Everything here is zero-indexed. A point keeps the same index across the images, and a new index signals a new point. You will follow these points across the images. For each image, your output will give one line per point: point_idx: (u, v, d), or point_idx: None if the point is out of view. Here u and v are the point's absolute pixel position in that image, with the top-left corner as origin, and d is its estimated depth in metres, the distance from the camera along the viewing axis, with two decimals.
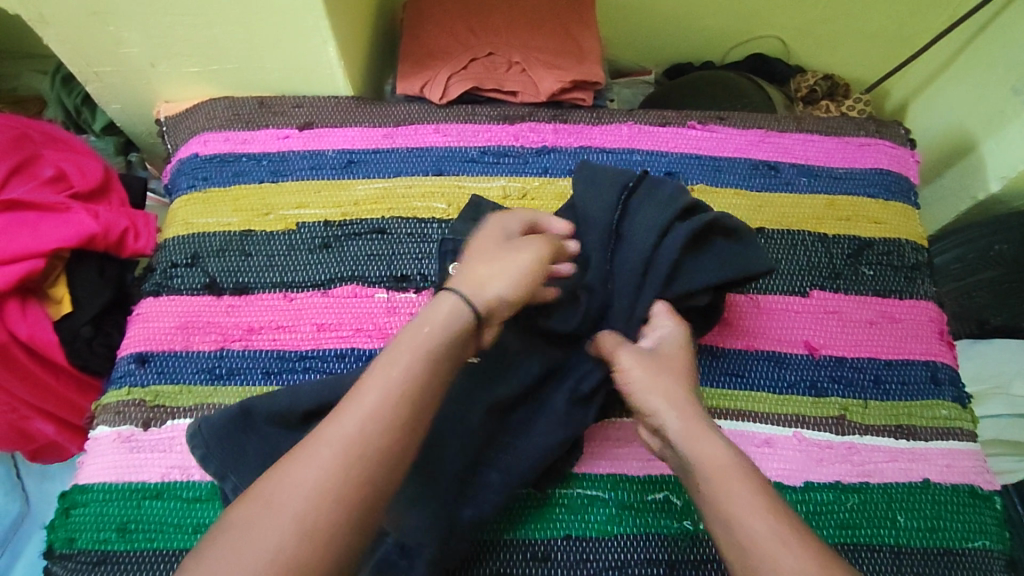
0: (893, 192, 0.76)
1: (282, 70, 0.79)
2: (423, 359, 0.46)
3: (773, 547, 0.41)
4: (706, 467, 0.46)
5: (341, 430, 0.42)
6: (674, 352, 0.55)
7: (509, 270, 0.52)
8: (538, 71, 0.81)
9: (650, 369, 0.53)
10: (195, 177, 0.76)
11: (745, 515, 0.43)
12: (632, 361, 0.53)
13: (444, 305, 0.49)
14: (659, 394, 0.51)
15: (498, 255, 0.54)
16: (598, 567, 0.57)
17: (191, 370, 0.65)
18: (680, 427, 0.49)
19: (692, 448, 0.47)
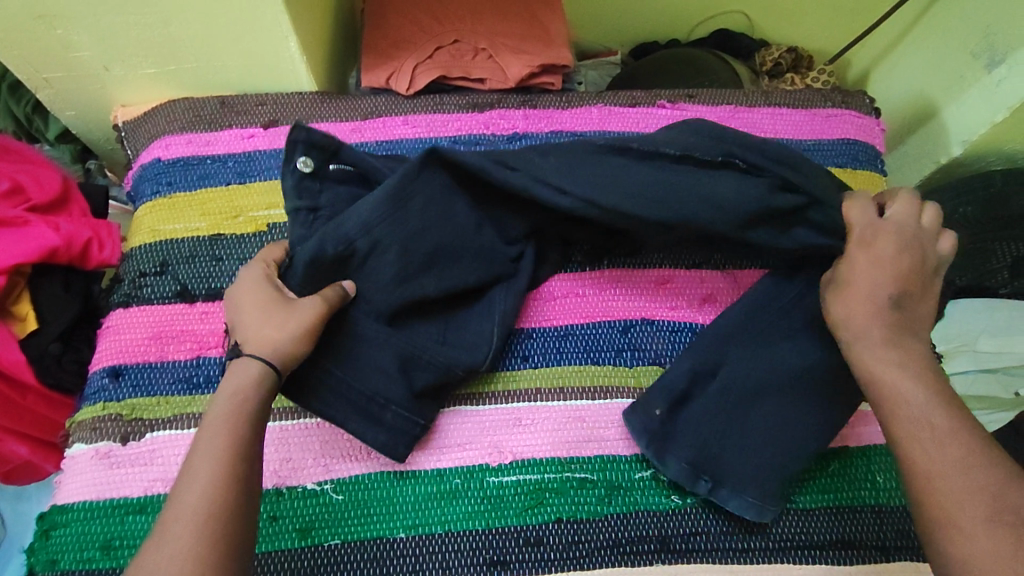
0: (861, 161, 0.77)
1: (242, 68, 0.77)
2: (234, 420, 0.49)
3: (951, 499, 0.44)
4: (904, 416, 0.48)
5: (188, 479, 0.47)
6: (873, 270, 0.53)
7: (291, 325, 0.53)
8: (504, 57, 0.79)
9: (862, 295, 0.53)
10: (159, 182, 0.74)
11: (919, 446, 0.46)
12: (846, 292, 0.54)
13: (243, 364, 0.52)
14: (867, 328, 0.51)
15: (268, 313, 0.54)
16: (590, 548, 0.58)
17: (168, 381, 0.63)
18: (874, 346, 0.51)
19: (887, 378, 0.49)
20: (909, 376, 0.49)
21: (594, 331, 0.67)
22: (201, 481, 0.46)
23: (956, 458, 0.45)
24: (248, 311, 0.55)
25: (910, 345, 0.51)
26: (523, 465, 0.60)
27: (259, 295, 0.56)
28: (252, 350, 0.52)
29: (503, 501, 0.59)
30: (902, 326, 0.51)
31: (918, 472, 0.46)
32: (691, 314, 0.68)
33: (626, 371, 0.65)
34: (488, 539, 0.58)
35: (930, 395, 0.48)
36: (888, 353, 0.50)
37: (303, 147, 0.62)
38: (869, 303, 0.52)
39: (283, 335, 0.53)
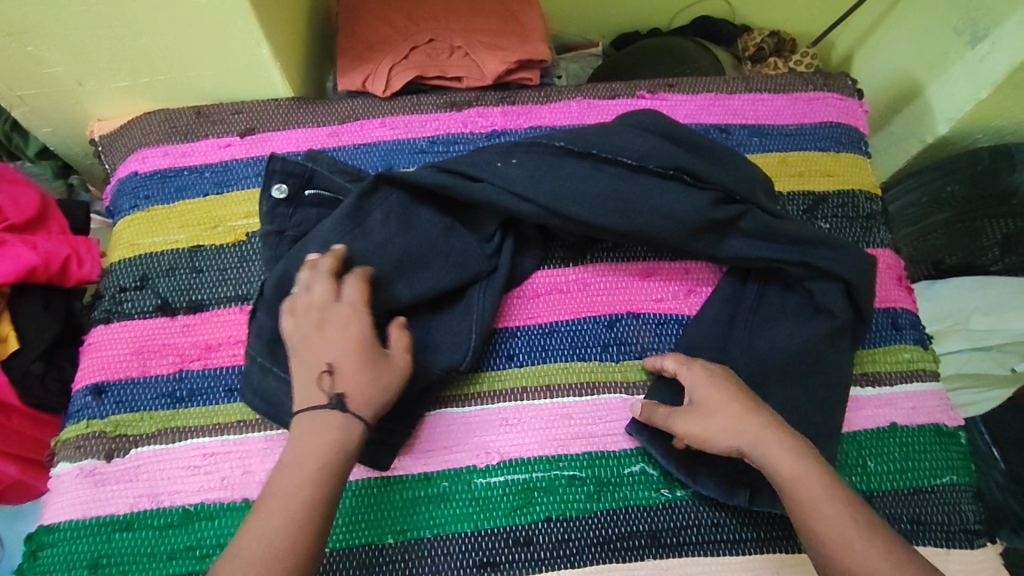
0: (844, 144, 0.76)
1: (216, 77, 0.76)
2: (317, 479, 0.50)
3: (848, 538, 0.48)
4: (786, 481, 0.51)
5: (279, 489, 0.49)
6: (719, 386, 0.57)
7: (392, 382, 0.54)
8: (480, 54, 0.78)
9: (725, 403, 0.55)
10: (137, 196, 0.73)
11: (810, 489, 0.50)
12: (703, 404, 0.56)
13: (348, 420, 0.51)
14: (729, 426, 0.54)
15: (374, 364, 0.54)
16: (581, 546, 0.57)
17: (151, 396, 0.63)
18: (728, 428, 0.54)
19: (769, 467, 0.52)
20: (786, 450, 0.52)
21: (579, 327, 0.66)
22: (294, 490, 0.49)
23: (836, 501, 0.49)
24: (345, 359, 0.53)
25: (780, 433, 0.53)
26: (511, 465, 0.60)
27: (368, 341, 0.54)
28: (357, 410, 0.52)
29: (490, 501, 0.59)
30: (769, 419, 0.54)
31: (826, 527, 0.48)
32: (677, 306, 0.68)
33: (612, 366, 0.65)
34: (478, 541, 0.57)
35: (794, 446, 0.53)
36: (769, 439, 0.53)
37: (278, 175, 0.66)
38: (731, 407, 0.55)
39: (384, 392, 0.54)
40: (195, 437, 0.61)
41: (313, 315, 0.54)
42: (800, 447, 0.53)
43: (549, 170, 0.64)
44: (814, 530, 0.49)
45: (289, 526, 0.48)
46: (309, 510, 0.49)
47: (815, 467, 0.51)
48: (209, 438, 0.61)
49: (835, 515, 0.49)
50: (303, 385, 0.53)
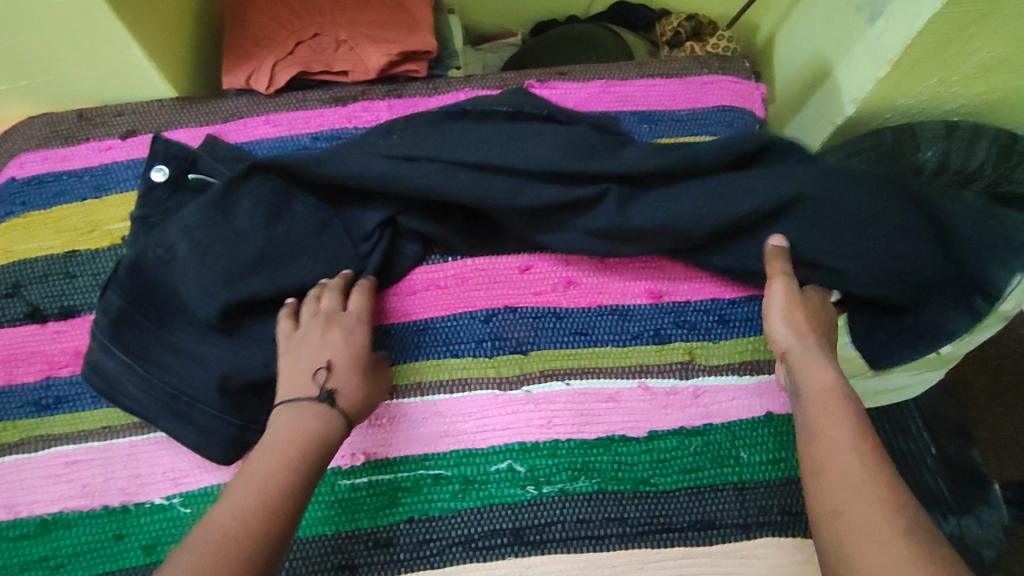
0: (736, 128, 0.75)
1: (95, 78, 0.75)
2: (315, 430, 0.50)
3: (839, 450, 0.46)
4: (812, 391, 0.51)
5: (276, 452, 0.48)
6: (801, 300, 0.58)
7: (376, 393, 0.57)
8: (364, 48, 0.77)
9: (785, 309, 0.58)
10: (13, 203, 0.72)
11: (820, 406, 0.49)
12: (773, 302, 0.58)
13: (341, 415, 0.53)
14: (789, 330, 0.57)
15: (366, 373, 0.57)
16: (442, 545, 0.56)
17: (16, 405, 0.62)
18: (790, 342, 0.56)
19: (807, 376, 0.52)
20: (818, 369, 0.53)
21: (455, 323, 0.65)
22: (288, 433, 0.50)
23: (839, 418, 0.48)
24: (344, 363, 0.55)
25: (830, 360, 0.54)
26: (376, 466, 0.59)
27: (363, 350, 0.57)
28: (349, 409, 0.54)
29: (354, 503, 0.58)
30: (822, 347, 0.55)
31: (819, 439, 0.47)
32: (556, 299, 0.66)
33: (484, 362, 0.63)
34: (338, 543, 0.57)
35: (837, 372, 0.52)
36: (813, 359, 0.53)
37: (162, 156, 0.65)
38: (795, 317, 0.57)
39: (371, 401, 0.56)
40: (58, 445, 0.60)
41: (336, 320, 0.58)
42: (842, 377, 0.52)
43: (419, 149, 0.61)
44: (818, 439, 0.47)
45: (282, 488, 0.47)
46: (303, 481, 0.48)
47: (853, 399, 0.50)
48: (72, 446, 0.60)
49: (844, 430, 0.47)
50: (297, 379, 0.54)
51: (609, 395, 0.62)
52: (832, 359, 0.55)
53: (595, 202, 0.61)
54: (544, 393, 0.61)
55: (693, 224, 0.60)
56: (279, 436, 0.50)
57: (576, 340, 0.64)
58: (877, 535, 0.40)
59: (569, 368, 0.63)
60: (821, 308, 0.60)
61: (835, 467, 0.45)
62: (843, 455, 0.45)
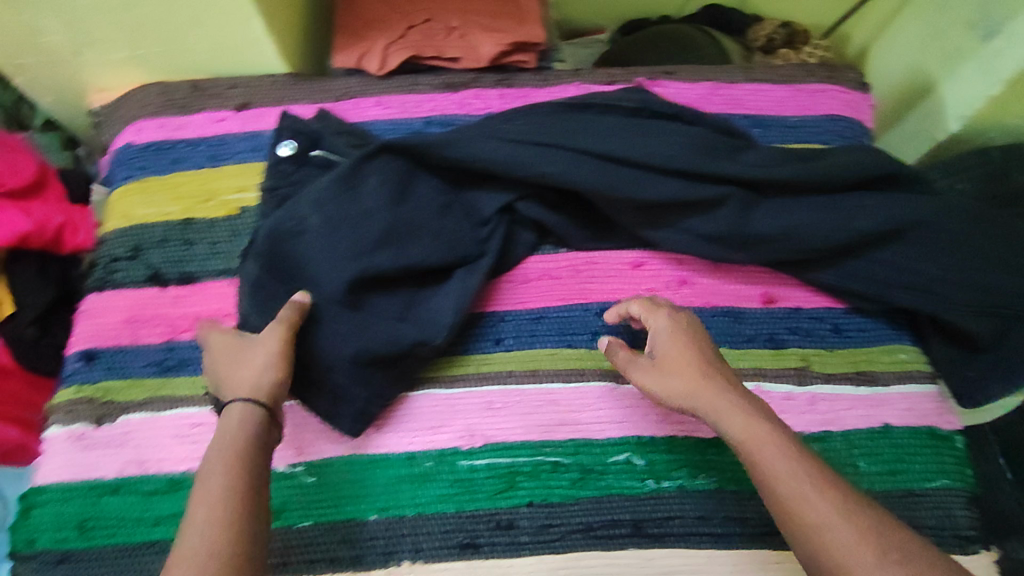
0: (846, 138, 0.74)
1: (211, 50, 0.75)
2: (241, 437, 0.49)
3: (804, 507, 0.45)
4: (741, 446, 0.49)
5: (202, 488, 0.46)
6: (670, 345, 0.56)
7: (258, 358, 0.53)
8: (478, 36, 0.77)
9: (663, 373, 0.55)
10: (132, 167, 0.73)
11: (761, 464, 0.48)
12: (647, 376, 0.56)
13: (241, 402, 0.51)
14: (681, 394, 0.54)
15: (233, 357, 0.54)
16: (562, 532, 0.59)
17: (141, 363, 0.64)
18: (689, 401, 0.53)
19: (720, 428, 0.51)
20: (744, 418, 0.50)
21: (569, 314, 0.66)
22: (214, 456, 0.48)
23: (807, 469, 0.46)
24: (219, 366, 0.54)
25: (726, 393, 0.52)
26: (496, 449, 0.61)
27: (223, 347, 0.55)
28: (243, 395, 0.51)
29: (474, 484, 0.60)
30: (725, 385, 0.53)
31: (791, 509, 0.45)
32: (668, 298, 0.67)
33: (598, 355, 0.64)
34: (461, 523, 0.59)
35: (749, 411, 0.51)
36: (724, 405, 0.51)
37: (289, 132, 0.66)
38: (678, 372, 0.54)
39: (256, 371, 0.52)
40: (183, 407, 0.62)
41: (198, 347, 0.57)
42: (756, 412, 0.51)
43: (550, 135, 0.60)
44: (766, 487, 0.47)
45: (228, 512, 0.45)
46: (232, 505, 0.45)
47: (766, 425, 0.50)
48: (196, 409, 0.62)
49: (781, 466, 0.47)
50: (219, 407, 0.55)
51: None
52: (728, 386, 0.53)
53: (722, 205, 0.61)
54: None
55: (821, 233, 0.60)
56: (208, 467, 0.47)
57: None
58: (859, 555, 0.42)
59: None
60: (688, 330, 0.57)
61: (793, 507, 0.45)
62: (790, 495, 0.45)
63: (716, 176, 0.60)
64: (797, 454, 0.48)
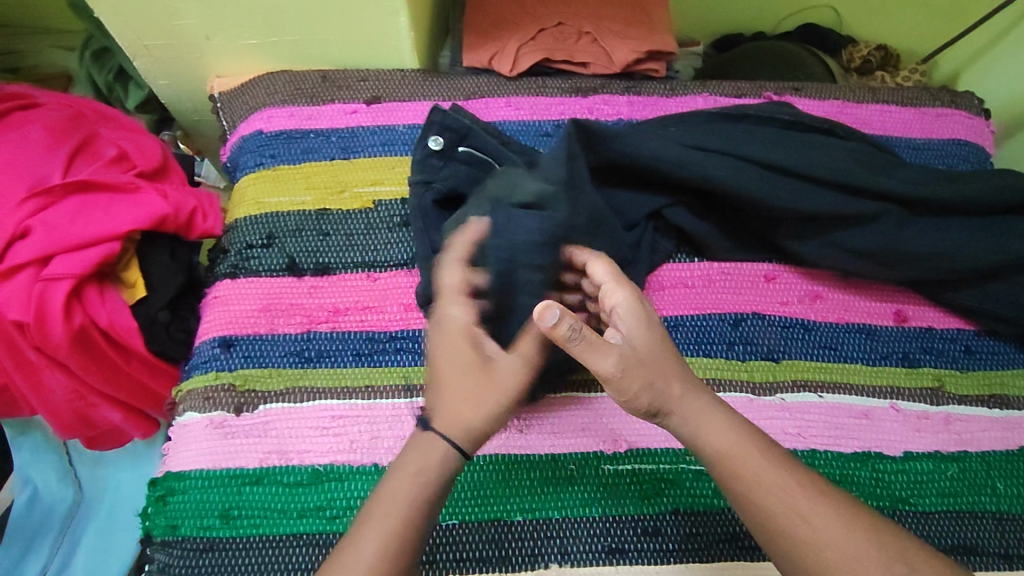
0: (972, 163, 0.75)
1: (345, 42, 0.75)
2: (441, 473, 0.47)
3: (801, 521, 0.46)
4: (724, 455, 0.48)
5: (386, 505, 0.46)
6: (639, 334, 0.49)
7: (486, 401, 0.48)
8: (611, 42, 0.78)
9: (621, 366, 0.47)
10: (262, 154, 0.73)
11: (752, 476, 0.47)
12: (608, 366, 0.47)
13: (447, 446, 0.47)
14: (655, 396, 0.49)
15: (471, 382, 0.48)
16: (709, 541, 0.58)
17: (279, 353, 0.63)
18: (677, 403, 0.50)
19: (705, 439, 0.49)
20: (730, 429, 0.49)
21: (707, 323, 0.65)
22: (418, 484, 0.46)
23: (781, 482, 0.47)
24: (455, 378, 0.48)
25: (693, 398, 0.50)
26: (639, 455, 0.61)
27: (464, 356, 0.49)
28: (452, 435, 0.48)
29: (619, 489, 0.60)
30: (698, 392, 0.51)
31: (781, 523, 0.46)
32: (804, 311, 0.67)
33: (737, 365, 0.64)
34: (607, 527, 0.59)
35: (727, 417, 0.50)
36: (705, 414, 0.50)
37: (437, 127, 0.66)
38: (641, 372, 0.48)
39: (479, 417, 0.48)
40: (323, 399, 0.62)
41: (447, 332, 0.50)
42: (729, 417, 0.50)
43: (715, 137, 0.64)
44: (754, 494, 0.47)
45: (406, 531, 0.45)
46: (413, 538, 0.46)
47: (745, 432, 0.49)
48: (337, 401, 0.62)
49: (765, 475, 0.47)
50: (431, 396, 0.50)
51: (864, 412, 0.63)
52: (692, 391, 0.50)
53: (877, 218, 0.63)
54: (806, 402, 0.63)
55: (970, 254, 0.62)
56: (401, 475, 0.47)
57: (825, 354, 0.65)
58: (850, 555, 0.45)
59: (822, 381, 0.64)
60: (653, 320, 0.51)
61: (782, 517, 0.46)
62: (781, 503, 0.46)
63: (870, 192, 0.62)
64: (776, 458, 0.48)
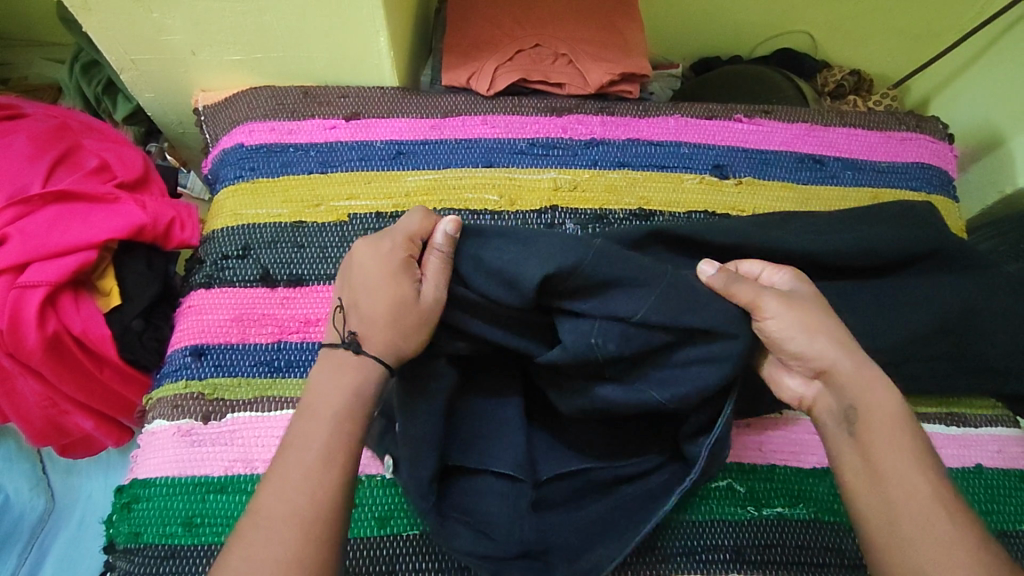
0: (935, 185, 0.78)
1: (328, 59, 0.77)
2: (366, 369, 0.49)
3: (926, 494, 0.45)
4: (870, 415, 0.48)
5: (308, 415, 0.48)
6: (810, 298, 0.52)
7: (417, 320, 0.50)
8: (586, 63, 0.80)
9: (813, 314, 0.50)
10: (242, 167, 0.74)
11: (886, 435, 0.47)
12: (781, 318, 0.49)
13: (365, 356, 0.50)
14: (826, 344, 0.49)
15: (404, 302, 0.50)
16: (666, 554, 0.59)
17: (249, 362, 0.64)
18: (843, 366, 0.49)
19: (863, 401, 0.48)
20: (880, 393, 0.48)
21: None
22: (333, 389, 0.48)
23: (916, 456, 0.46)
24: (373, 302, 0.51)
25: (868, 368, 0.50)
26: None
27: (402, 278, 0.51)
28: (382, 351, 0.50)
29: None
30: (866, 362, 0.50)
31: (901, 496, 0.45)
32: None
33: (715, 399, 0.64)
34: None
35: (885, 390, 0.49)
36: (866, 380, 0.49)
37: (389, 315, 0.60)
38: (834, 327, 0.51)
39: (404, 337, 0.50)
40: (291, 408, 0.62)
41: (379, 241, 0.53)
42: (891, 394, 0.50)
43: None
44: (888, 465, 0.46)
45: (310, 491, 0.44)
46: (338, 433, 0.47)
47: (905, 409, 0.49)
48: None
49: (911, 460, 0.46)
50: (363, 321, 0.51)
51: None
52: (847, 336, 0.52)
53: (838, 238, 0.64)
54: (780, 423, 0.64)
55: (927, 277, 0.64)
56: (300, 437, 0.47)
57: None
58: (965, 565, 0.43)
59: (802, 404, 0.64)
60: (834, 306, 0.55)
61: (914, 483, 0.45)
62: (919, 481, 0.45)
63: None
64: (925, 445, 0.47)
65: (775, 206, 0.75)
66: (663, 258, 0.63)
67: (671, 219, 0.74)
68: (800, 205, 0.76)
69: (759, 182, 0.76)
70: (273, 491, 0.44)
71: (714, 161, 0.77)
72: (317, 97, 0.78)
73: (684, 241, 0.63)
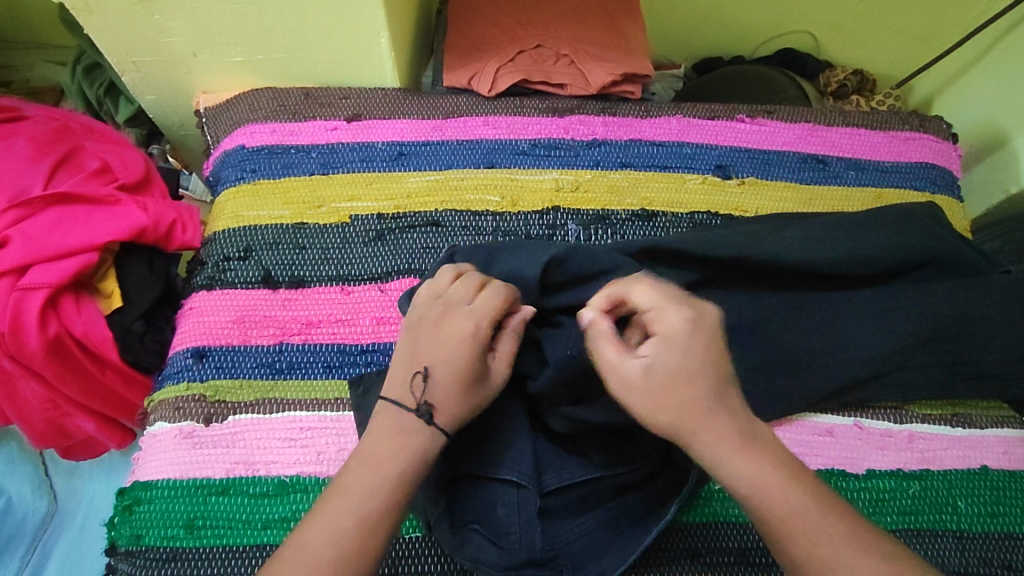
0: (938, 185, 0.78)
1: (329, 60, 0.77)
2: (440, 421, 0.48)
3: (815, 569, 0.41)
4: (740, 489, 0.43)
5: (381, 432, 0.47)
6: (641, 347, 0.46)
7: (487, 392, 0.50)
8: (587, 64, 0.80)
9: (656, 375, 0.44)
10: (243, 169, 0.74)
11: (764, 509, 0.42)
12: (624, 382, 0.45)
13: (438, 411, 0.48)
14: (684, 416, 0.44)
15: (479, 373, 0.49)
16: (669, 557, 0.58)
17: (250, 364, 0.64)
18: (707, 440, 0.43)
19: (726, 474, 0.43)
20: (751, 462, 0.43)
21: None
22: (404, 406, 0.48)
23: (800, 529, 0.41)
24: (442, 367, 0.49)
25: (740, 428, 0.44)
26: None
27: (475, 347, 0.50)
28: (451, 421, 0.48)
29: None
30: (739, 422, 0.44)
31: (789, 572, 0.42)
32: None
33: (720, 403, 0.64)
34: None
35: (762, 455, 0.43)
36: (729, 448, 0.43)
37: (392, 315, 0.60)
38: (700, 385, 0.44)
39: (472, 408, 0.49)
40: (293, 410, 0.62)
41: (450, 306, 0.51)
42: (769, 456, 0.43)
43: None
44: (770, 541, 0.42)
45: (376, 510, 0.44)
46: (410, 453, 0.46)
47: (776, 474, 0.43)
48: (306, 412, 0.62)
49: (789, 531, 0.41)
50: (431, 387, 0.48)
51: (828, 430, 0.63)
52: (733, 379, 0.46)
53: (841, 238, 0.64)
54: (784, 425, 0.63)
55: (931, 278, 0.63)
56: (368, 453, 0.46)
57: None
58: None
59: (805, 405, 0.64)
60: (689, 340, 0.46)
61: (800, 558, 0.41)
62: (800, 558, 0.41)
63: None
64: (819, 510, 0.42)
65: (778, 206, 0.75)
66: (665, 259, 0.63)
67: (673, 219, 0.73)
68: (803, 205, 0.75)
69: (762, 182, 0.76)
70: (338, 506, 0.44)
71: (716, 161, 0.77)
72: (318, 99, 0.78)
73: (687, 242, 0.62)
